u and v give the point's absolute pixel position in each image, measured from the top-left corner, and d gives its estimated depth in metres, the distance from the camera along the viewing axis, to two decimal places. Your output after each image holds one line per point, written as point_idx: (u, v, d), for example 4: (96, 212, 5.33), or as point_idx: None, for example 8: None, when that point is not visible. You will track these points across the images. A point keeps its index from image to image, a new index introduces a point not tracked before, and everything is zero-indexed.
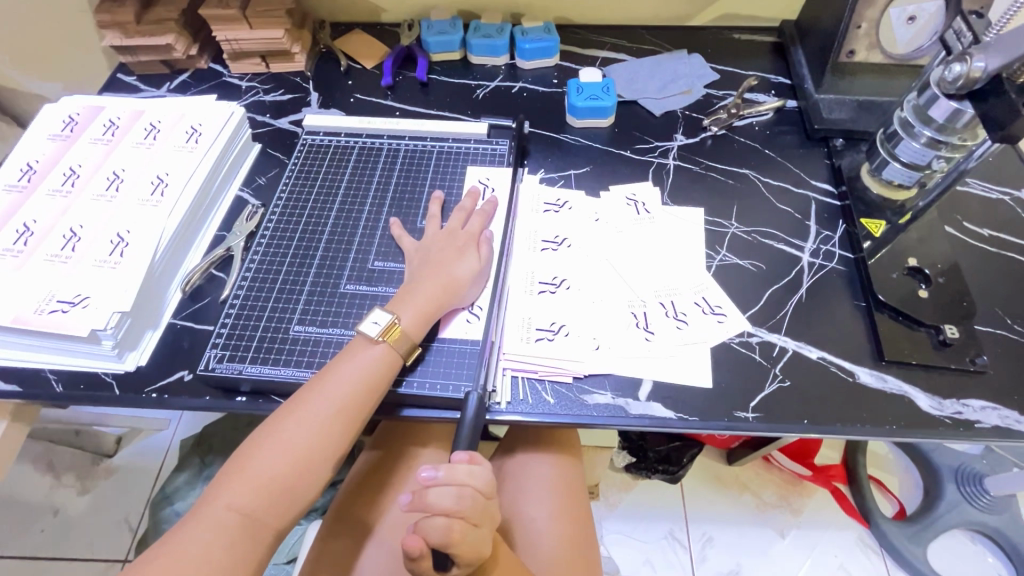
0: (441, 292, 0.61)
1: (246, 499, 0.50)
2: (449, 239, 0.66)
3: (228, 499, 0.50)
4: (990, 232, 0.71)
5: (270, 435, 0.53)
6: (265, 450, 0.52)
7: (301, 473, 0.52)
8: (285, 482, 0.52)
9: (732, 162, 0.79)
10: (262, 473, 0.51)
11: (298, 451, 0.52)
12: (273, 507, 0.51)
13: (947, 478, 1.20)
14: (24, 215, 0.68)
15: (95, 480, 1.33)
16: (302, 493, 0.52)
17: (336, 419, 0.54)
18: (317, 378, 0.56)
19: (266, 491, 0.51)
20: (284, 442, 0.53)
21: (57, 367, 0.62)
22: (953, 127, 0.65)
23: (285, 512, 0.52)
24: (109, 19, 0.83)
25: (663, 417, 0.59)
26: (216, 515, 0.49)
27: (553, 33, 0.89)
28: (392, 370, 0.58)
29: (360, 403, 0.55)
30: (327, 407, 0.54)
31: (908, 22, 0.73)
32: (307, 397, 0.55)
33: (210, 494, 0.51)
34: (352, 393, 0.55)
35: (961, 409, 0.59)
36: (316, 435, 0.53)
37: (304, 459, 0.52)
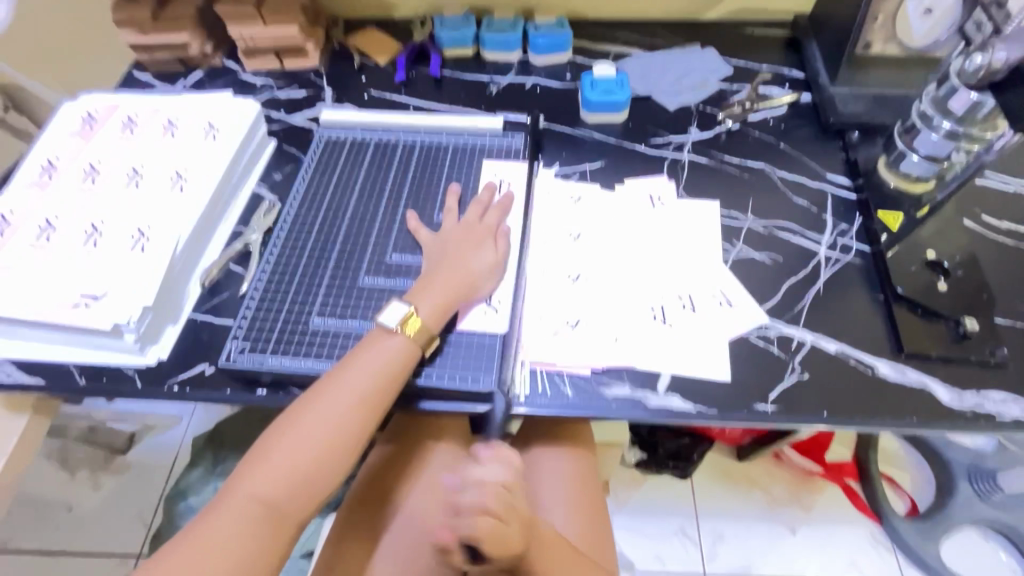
0: (460, 284, 0.62)
1: (268, 489, 0.51)
2: (466, 232, 0.66)
3: (250, 488, 0.51)
4: (1008, 225, 0.71)
5: (292, 425, 0.53)
6: (287, 439, 0.53)
7: (323, 462, 0.53)
8: (307, 472, 0.52)
9: (747, 156, 0.79)
10: (285, 463, 0.52)
11: (320, 441, 0.53)
12: (295, 496, 0.51)
13: (959, 474, 1.20)
14: (46, 212, 0.69)
15: (109, 476, 1.34)
16: (323, 483, 0.53)
17: (356, 410, 0.54)
18: (339, 366, 0.57)
19: (289, 480, 0.51)
20: (306, 434, 0.53)
21: (79, 361, 0.63)
22: (973, 119, 0.65)
23: (306, 501, 0.52)
24: (126, 16, 0.84)
25: (682, 409, 0.59)
26: (238, 505, 0.50)
27: (566, 28, 0.89)
28: (411, 362, 0.58)
29: (380, 394, 0.55)
30: (348, 397, 0.55)
31: (925, 14, 0.72)
32: (327, 389, 0.55)
33: (233, 484, 0.51)
34: (374, 382, 0.55)
35: (981, 401, 0.59)
36: (337, 424, 0.54)
37: (326, 448, 0.53)
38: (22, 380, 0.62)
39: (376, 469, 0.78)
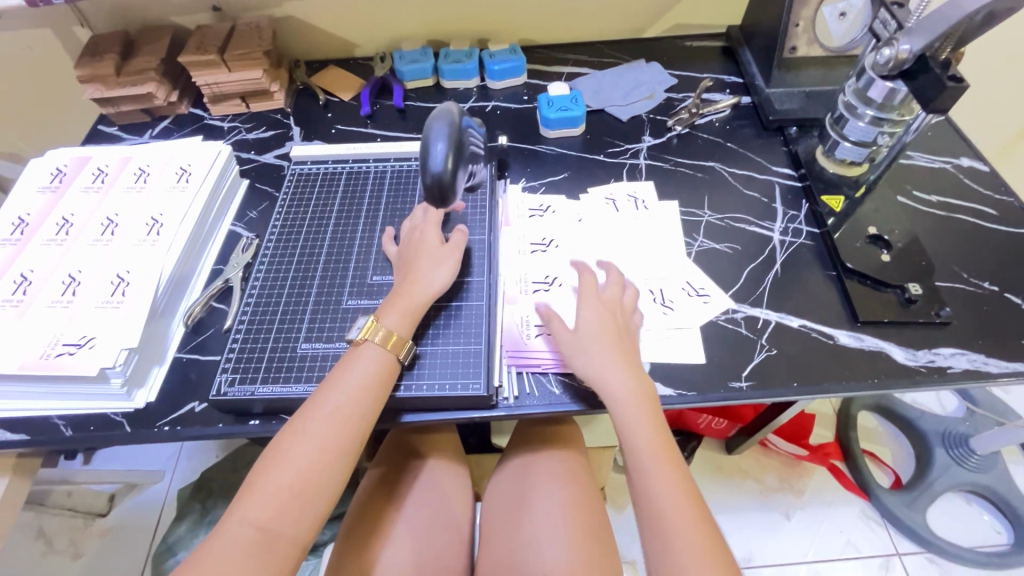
0: (427, 296, 0.63)
1: (265, 513, 0.49)
2: (424, 244, 0.67)
3: (244, 514, 0.49)
4: (938, 198, 0.78)
5: (282, 448, 0.53)
6: (279, 462, 0.52)
7: (317, 481, 0.52)
8: (304, 493, 0.51)
9: (698, 157, 0.84)
10: (277, 485, 0.50)
11: (313, 459, 0.52)
12: (294, 517, 0.50)
13: (935, 443, 1.25)
14: (21, 266, 0.69)
15: (90, 543, 1.28)
16: (319, 501, 0.52)
17: (343, 425, 0.54)
18: (324, 384, 0.57)
19: (285, 502, 0.50)
20: (295, 455, 0.52)
21: (65, 412, 0.63)
22: (890, 105, 0.71)
23: (304, 521, 0.51)
24: (90, 73, 0.86)
25: (663, 395, 0.62)
26: (233, 534, 0.48)
27: (519, 53, 0.94)
28: (392, 374, 0.59)
29: (365, 406, 0.56)
30: (337, 411, 0.54)
31: (840, 18, 0.80)
32: (311, 406, 0.55)
33: (230, 510, 0.50)
34: (360, 397, 0.56)
35: (933, 357, 0.64)
36: (329, 440, 0.53)
37: (320, 467, 0.52)
38: (7, 437, 0.62)
39: (371, 489, 0.78)
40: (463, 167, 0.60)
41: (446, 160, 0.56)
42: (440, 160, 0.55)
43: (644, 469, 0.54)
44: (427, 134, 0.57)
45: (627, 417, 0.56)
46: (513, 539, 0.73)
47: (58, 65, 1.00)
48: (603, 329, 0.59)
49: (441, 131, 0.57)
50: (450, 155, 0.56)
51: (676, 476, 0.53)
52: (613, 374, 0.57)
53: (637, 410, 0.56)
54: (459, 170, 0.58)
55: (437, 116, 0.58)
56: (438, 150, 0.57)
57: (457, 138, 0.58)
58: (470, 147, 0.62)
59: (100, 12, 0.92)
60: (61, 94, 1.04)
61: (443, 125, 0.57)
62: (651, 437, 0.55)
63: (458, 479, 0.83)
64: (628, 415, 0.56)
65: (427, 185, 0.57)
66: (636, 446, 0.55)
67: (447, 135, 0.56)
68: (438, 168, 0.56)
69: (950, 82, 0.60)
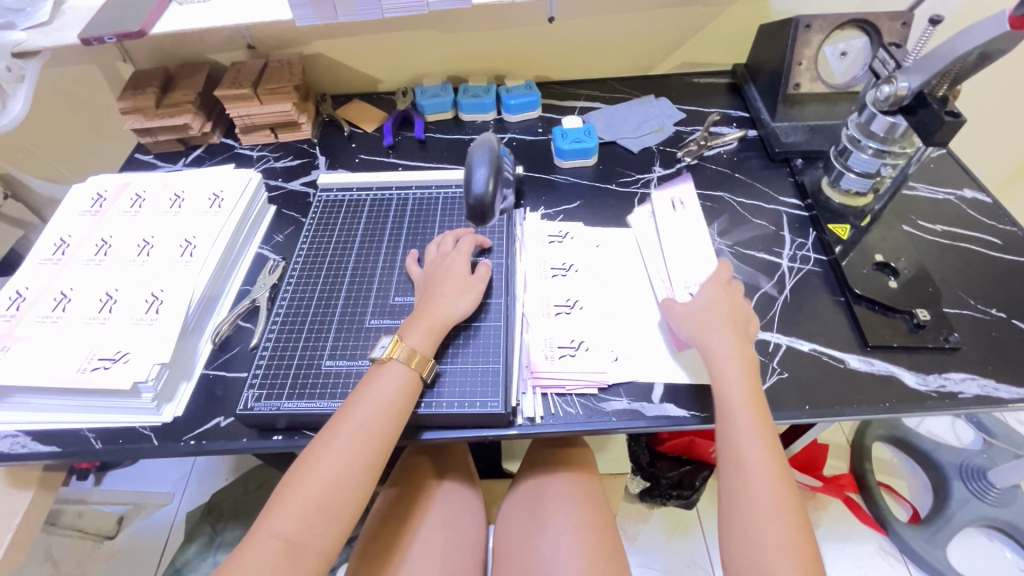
0: (451, 319, 0.66)
1: (292, 525, 0.50)
2: (451, 272, 0.69)
3: (273, 526, 0.50)
4: (942, 227, 0.80)
5: (308, 462, 0.54)
6: (306, 475, 0.53)
7: (341, 495, 0.53)
8: (329, 505, 0.52)
9: (707, 187, 0.88)
10: (303, 499, 0.52)
11: (339, 473, 0.53)
12: (320, 531, 0.51)
13: (952, 476, 1.24)
14: (61, 285, 0.73)
15: (96, 565, 1.28)
16: (343, 516, 0.53)
17: (369, 438, 0.56)
18: (349, 401, 0.59)
19: (310, 515, 0.51)
20: (322, 467, 0.53)
21: (96, 425, 0.65)
22: (892, 138, 0.74)
23: (329, 535, 0.52)
24: (131, 105, 0.91)
25: (677, 416, 0.63)
26: (263, 545, 0.50)
27: (535, 89, 0.99)
28: (415, 390, 0.61)
29: (390, 420, 0.58)
30: (362, 427, 0.56)
31: (841, 56, 0.87)
32: (337, 420, 0.57)
33: (258, 523, 0.51)
34: (383, 411, 0.58)
35: (944, 382, 0.64)
36: (353, 455, 0.54)
37: (344, 480, 0.53)
38: (39, 448, 0.64)
39: (385, 509, 0.78)
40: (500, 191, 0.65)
41: (487, 182, 0.62)
42: (481, 182, 0.61)
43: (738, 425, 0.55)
44: (470, 161, 0.64)
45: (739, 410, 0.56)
46: (527, 559, 0.73)
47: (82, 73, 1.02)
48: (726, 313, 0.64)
49: (483, 158, 0.63)
50: (491, 179, 0.62)
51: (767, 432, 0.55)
52: (734, 378, 0.58)
53: (755, 431, 0.55)
54: (497, 192, 0.63)
55: (479, 145, 0.64)
56: (480, 174, 0.63)
57: (496, 165, 0.64)
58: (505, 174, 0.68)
59: (143, 49, 0.99)
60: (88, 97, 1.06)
61: (484, 152, 0.63)
62: (747, 401, 0.57)
63: (471, 501, 0.83)
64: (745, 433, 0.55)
65: (470, 206, 0.63)
66: (736, 405, 0.56)
67: (488, 161, 0.63)
68: (480, 188, 0.62)
69: (947, 116, 0.63)
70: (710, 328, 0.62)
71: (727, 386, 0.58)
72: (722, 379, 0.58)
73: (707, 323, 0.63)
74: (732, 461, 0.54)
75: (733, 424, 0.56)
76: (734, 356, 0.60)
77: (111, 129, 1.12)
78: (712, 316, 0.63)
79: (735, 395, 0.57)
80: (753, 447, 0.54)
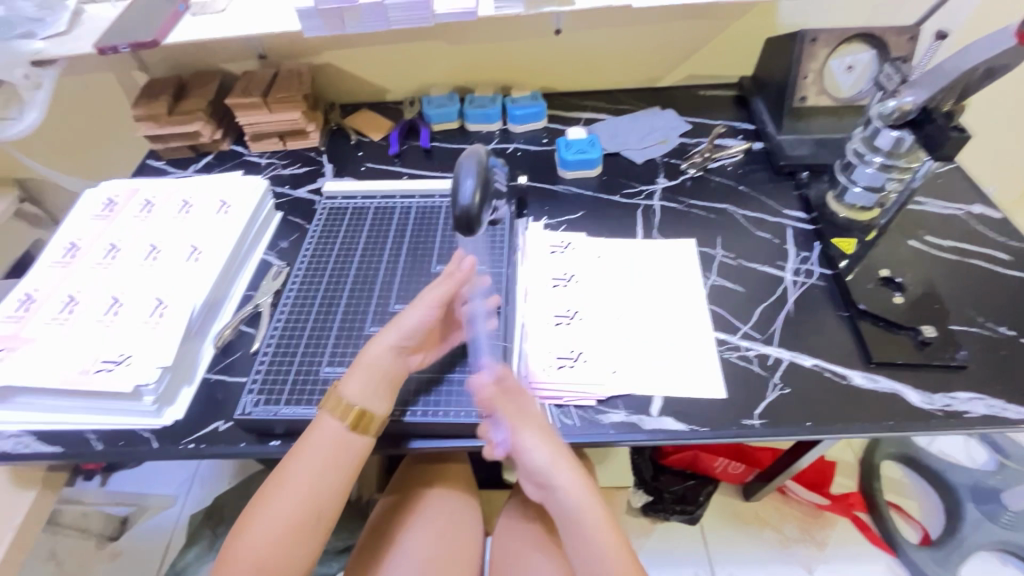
0: (396, 360, 0.62)
1: (262, 554, 0.51)
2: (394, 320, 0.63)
3: (242, 558, 0.51)
4: (950, 243, 0.79)
5: (248, 526, 0.53)
6: (247, 541, 0.52)
7: (310, 519, 0.53)
8: (300, 529, 0.53)
9: (711, 199, 0.87)
10: (252, 558, 0.51)
11: (281, 534, 0.52)
12: (296, 552, 0.52)
13: (965, 497, 1.20)
14: (70, 287, 0.74)
15: (99, 566, 1.29)
16: (316, 533, 0.54)
17: (331, 467, 0.55)
18: (310, 429, 0.58)
19: (279, 544, 0.52)
20: (283, 502, 0.53)
21: (97, 427, 0.66)
22: (898, 152, 0.73)
23: (301, 557, 0.53)
24: (144, 112, 0.93)
25: (676, 430, 0.62)
26: (240, 572, 0.51)
27: (540, 99, 1.00)
28: (370, 425, 0.58)
29: (352, 448, 0.57)
30: (321, 457, 0.55)
31: (848, 70, 0.86)
32: (296, 455, 0.56)
33: (230, 555, 0.52)
34: (349, 437, 0.57)
35: (950, 401, 0.63)
36: (293, 511, 0.53)
37: (311, 505, 0.53)
38: (41, 449, 0.65)
39: (382, 520, 0.78)
40: (487, 202, 0.64)
41: (474, 196, 0.60)
42: (468, 195, 0.60)
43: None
44: (458, 170, 0.62)
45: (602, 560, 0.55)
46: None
47: (97, 76, 1.03)
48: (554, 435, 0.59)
49: (470, 167, 0.61)
50: (478, 191, 0.61)
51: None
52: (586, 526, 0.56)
53: None
54: (485, 204, 0.62)
55: (467, 155, 0.62)
56: (467, 185, 0.61)
57: (484, 174, 0.62)
58: (495, 184, 0.66)
59: (157, 59, 1.01)
60: (102, 100, 1.07)
61: (471, 163, 0.62)
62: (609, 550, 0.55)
63: (469, 512, 0.82)
64: None
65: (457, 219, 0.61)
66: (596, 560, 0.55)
67: (475, 172, 0.60)
68: (467, 201, 0.60)
69: (954, 132, 0.62)
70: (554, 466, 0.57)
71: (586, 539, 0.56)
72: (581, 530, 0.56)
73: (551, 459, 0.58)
74: None
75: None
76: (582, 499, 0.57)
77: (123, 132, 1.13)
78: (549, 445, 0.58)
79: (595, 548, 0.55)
80: None
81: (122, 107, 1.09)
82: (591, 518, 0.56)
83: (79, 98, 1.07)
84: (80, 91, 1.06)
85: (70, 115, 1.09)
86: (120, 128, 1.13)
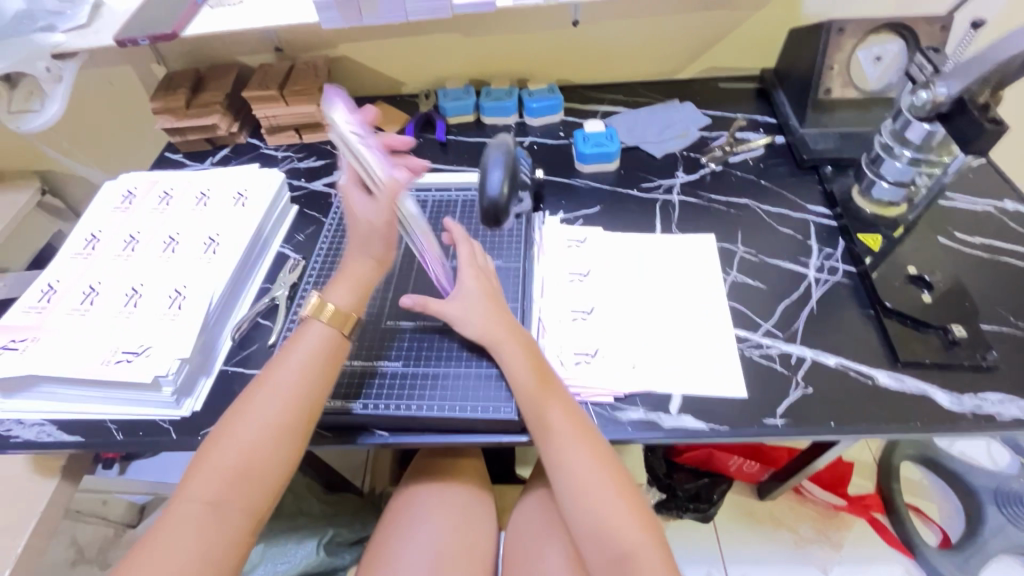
0: (373, 268, 0.63)
1: (213, 488, 0.51)
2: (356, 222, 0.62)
3: (196, 490, 0.51)
4: (980, 240, 0.76)
5: (221, 439, 0.54)
6: (221, 446, 0.53)
7: (263, 454, 0.53)
8: (251, 466, 0.53)
9: (731, 194, 0.86)
10: (222, 460, 0.52)
11: (238, 464, 0.52)
12: (244, 489, 0.52)
13: (987, 501, 1.18)
14: (90, 278, 0.75)
15: (119, 552, 1.31)
16: (270, 472, 0.53)
17: (291, 400, 0.56)
18: (275, 359, 0.59)
19: (233, 479, 0.52)
20: (243, 435, 0.54)
21: (117, 417, 0.66)
22: (929, 146, 0.71)
23: (255, 495, 0.52)
24: (162, 105, 0.94)
25: (695, 428, 0.62)
26: (188, 505, 0.50)
27: (557, 93, 0.99)
28: (338, 351, 0.60)
29: (314, 383, 0.57)
30: (281, 390, 0.56)
31: (876, 61, 0.84)
32: (258, 387, 0.57)
33: (179, 491, 0.51)
34: (308, 369, 0.58)
35: (980, 403, 0.61)
36: (271, 419, 0.54)
37: (266, 440, 0.54)
38: (63, 438, 0.66)
39: (398, 514, 0.79)
40: (514, 192, 0.70)
41: (501, 185, 0.67)
42: (496, 184, 0.66)
43: (604, 507, 0.57)
44: (486, 163, 0.69)
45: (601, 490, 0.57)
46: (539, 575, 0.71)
47: (115, 68, 1.04)
48: (539, 373, 0.61)
49: (498, 160, 0.68)
50: (505, 181, 0.68)
51: (630, 503, 0.58)
52: (583, 453, 0.58)
53: (618, 510, 0.57)
54: (512, 194, 0.69)
55: (494, 148, 0.69)
56: (495, 176, 0.68)
57: (511, 166, 0.69)
58: (520, 175, 0.72)
59: (176, 52, 1.01)
60: (120, 92, 1.08)
61: (499, 155, 0.68)
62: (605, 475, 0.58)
63: (484, 507, 0.82)
64: (611, 515, 0.57)
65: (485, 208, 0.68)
66: (594, 487, 0.57)
67: (503, 164, 0.68)
68: (495, 190, 0.67)
69: (989, 124, 0.60)
70: (546, 404, 0.59)
71: (583, 470, 0.58)
72: (577, 466, 0.58)
73: (541, 397, 0.60)
74: (611, 546, 0.56)
75: (596, 501, 0.57)
76: (576, 432, 0.59)
77: (141, 123, 1.14)
78: (534, 379, 0.60)
79: (590, 479, 0.57)
80: (624, 527, 0.56)
81: (139, 98, 1.09)
82: (582, 452, 0.58)
83: (98, 92, 1.08)
84: (98, 84, 1.06)
85: (89, 108, 1.10)
86: (139, 120, 1.13)
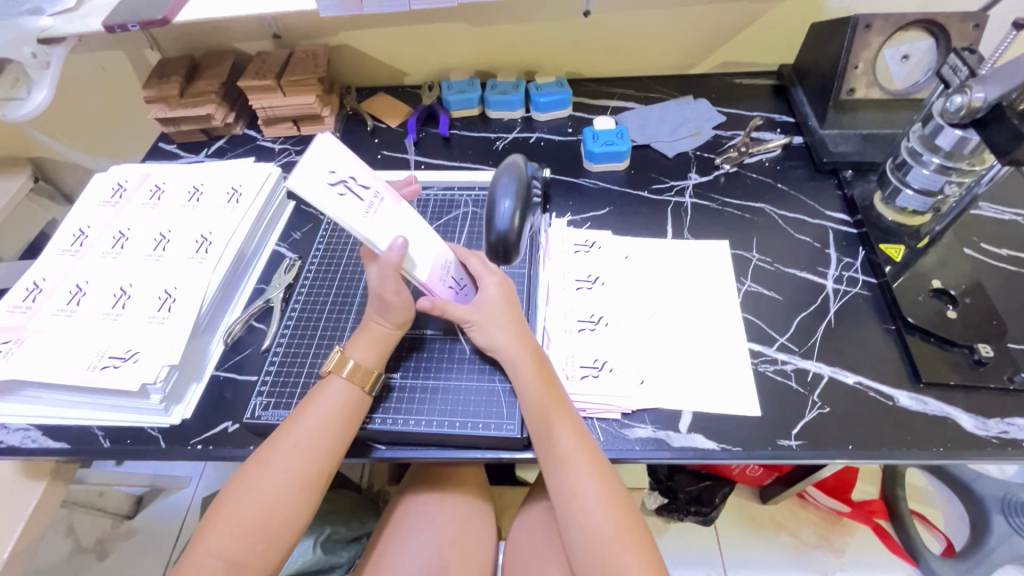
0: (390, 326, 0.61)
1: (231, 546, 0.50)
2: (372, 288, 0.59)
3: (213, 546, 0.50)
4: (1008, 252, 0.73)
5: (239, 488, 0.53)
6: (239, 498, 0.52)
7: (282, 512, 0.52)
8: (269, 524, 0.52)
9: (746, 197, 0.82)
10: (240, 518, 0.51)
11: (256, 520, 0.51)
12: (261, 548, 0.51)
13: (992, 509, 1.11)
14: (78, 277, 0.72)
15: (116, 544, 1.30)
16: (290, 529, 0.53)
17: (311, 456, 0.54)
18: (296, 412, 0.57)
19: (249, 536, 0.51)
20: (261, 488, 0.52)
21: (105, 424, 0.64)
22: (960, 154, 0.67)
23: (273, 553, 0.52)
24: (155, 94, 0.90)
25: (706, 448, 0.59)
26: (205, 562, 0.50)
27: (566, 87, 0.95)
28: (359, 405, 0.58)
29: (334, 440, 0.56)
30: (302, 443, 0.55)
31: (903, 60, 0.80)
32: (278, 439, 0.55)
33: (196, 544, 0.51)
34: (327, 426, 0.56)
35: (1006, 428, 0.58)
36: (292, 475, 0.53)
37: (285, 497, 0.52)
38: (48, 444, 0.63)
39: (394, 525, 0.76)
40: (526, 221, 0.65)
41: (511, 217, 0.62)
42: (506, 217, 0.62)
43: (604, 539, 0.53)
44: (496, 191, 0.64)
45: (603, 519, 0.54)
46: None
47: (103, 51, 0.99)
48: (551, 390, 0.58)
49: (508, 188, 0.63)
50: (516, 211, 0.62)
51: (635, 537, 0.53)
52: (588, 475, 0.55)
53: (619, 544, 0.53)
54: (524, 224, 0.64)
55: (504, 174, 0.65)
56: (505, 206, 0.63)
57: (523, 193, 0.64)
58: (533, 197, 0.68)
59: (169, 37, 0.97)
60: (111, 77, 1.04)
61: (510, 183, 0.64)
62: (608, 504, 0.54)
63: (483, 518, 0.79)
64: (612, 548, 0.52)
65: (493, 243, 0.63)
66: (596, 516, 0.54)
67: (514, 193, 0.63)
68: (505, 223, 0.62)
69: None
70: (554, 422, 0.56)
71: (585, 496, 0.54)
72: (580, 491, 0.54)
73: (548, 417, 0.57)
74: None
75: (596, 530, 0.53)
76: (582, 455, 0.56)
77: (135, 109, 1.10)
78: (544, 396, 0.57)
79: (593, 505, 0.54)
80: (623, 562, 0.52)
81: (131, 83, 1.05)
82: (589, 477, 0.55)
83: (88, 76, 1.03)
84: (88, 68, 1.02)
85: (80, 93, 1.06)
86: (132, 106, 1.09)
